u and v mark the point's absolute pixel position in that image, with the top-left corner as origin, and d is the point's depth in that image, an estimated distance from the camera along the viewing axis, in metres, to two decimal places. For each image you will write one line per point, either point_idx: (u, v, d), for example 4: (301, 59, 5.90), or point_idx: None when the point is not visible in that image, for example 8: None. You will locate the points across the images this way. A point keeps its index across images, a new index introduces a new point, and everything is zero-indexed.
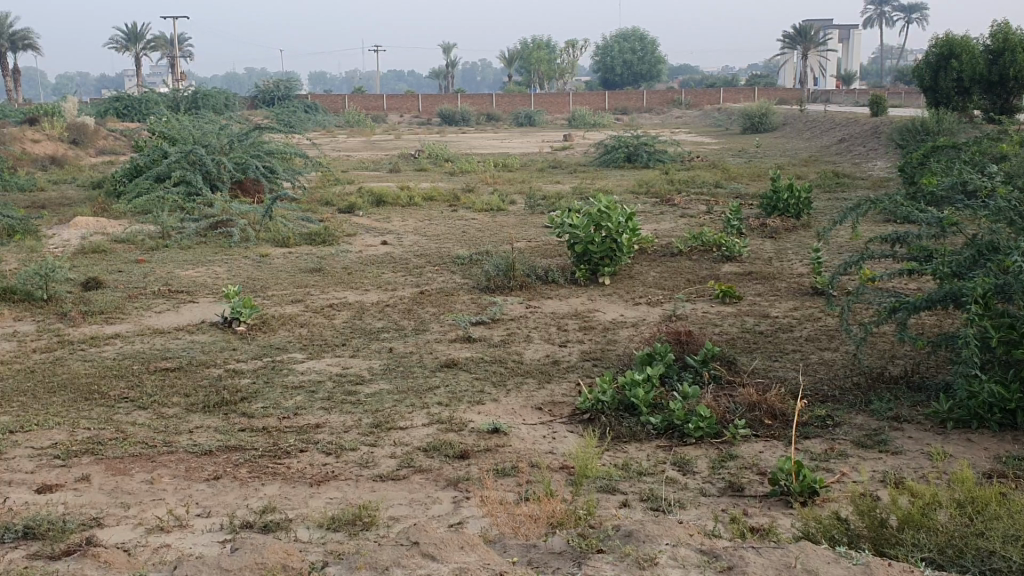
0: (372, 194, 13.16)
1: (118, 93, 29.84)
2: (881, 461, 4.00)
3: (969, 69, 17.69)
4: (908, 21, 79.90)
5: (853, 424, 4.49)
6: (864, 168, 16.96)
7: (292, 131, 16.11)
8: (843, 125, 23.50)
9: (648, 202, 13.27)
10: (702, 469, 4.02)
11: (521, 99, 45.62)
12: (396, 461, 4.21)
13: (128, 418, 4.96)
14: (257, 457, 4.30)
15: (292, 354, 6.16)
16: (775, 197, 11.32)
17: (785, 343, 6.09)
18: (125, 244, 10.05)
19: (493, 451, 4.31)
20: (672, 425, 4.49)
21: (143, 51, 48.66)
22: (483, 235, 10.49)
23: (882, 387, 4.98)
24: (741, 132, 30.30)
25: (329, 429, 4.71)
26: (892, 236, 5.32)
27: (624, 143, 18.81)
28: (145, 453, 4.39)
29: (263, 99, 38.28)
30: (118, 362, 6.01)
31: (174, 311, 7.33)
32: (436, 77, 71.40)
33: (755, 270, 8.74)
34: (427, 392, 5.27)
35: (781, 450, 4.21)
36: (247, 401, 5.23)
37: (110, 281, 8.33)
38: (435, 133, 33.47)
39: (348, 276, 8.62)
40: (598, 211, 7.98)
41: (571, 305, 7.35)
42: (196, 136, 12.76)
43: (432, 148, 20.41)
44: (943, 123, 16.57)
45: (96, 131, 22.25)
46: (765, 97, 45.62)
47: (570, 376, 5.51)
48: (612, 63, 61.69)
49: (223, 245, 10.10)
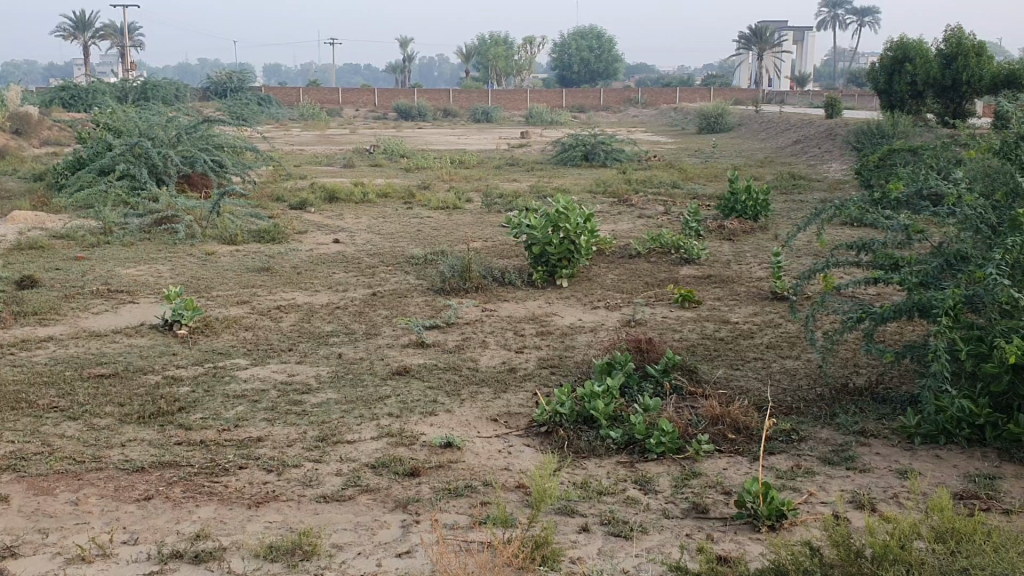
0: (325, 190, 12.86)
1: (64, 82, 28.95)
2: (849, 480, 3.85)
3: (923, 73, 17.81)
4: (861, 24, 81.02)
5: (819, 439, 4.34)
6: (820, 170, 16.99)
7: (242, 124, 15.70)
8: (799, 126, 23.62)
9: (606, 201, 13.11)
10: (665, 488, 3.84)
11: (478, 95, 45.35)
12: (342, 479, 3.97)
13: (57, 429, 4.65)
14: (193, 475, 4.03)
15: (235, 360, 5.88)
16: (732, 198, 11.23)
17: (746, 351, 5.94)
18: (64, 240, 9.63)
19: (445, 468, 4.09)
20: (633, 440, 4.30)
21: (91, 40, 47.60)
22: (438, 234, 10.24)
23: (847, 399, 4.84)
24: (697, 131, 30.37)
25: (272, 443, 4.45)
26: (857, 243, 5.19)
27: (581, 141, 18.67)
28: (72, 469, 4.09)
29: (215, 91, 37.57)
30: (50, 367, 5.68)
31: (113, 312, 7.00)
32: (392, 70, 70.82)
33: (714, 273, 8.62)
34: (377, 402, 5.03)
35: (745, 467, 4.04)
36: (185, 411, 4.94)
37: (46, 279, 7.95)
38: (391, 128, 33.03)
39: (298, 276, 8.34)
40: (557, 212, 7.79)
41: (528, 309, 7.15)
42: (143, 127, 12.34)
43: (387, 144, 20.08)
44: (898, 126, 16.64)
45: (40, 121, 21.57)
46: (721, 96, 45.84)
47: (527, 385, 5.30)
48: (569, 60, 61.63)
49: (167, 242, 9.73)
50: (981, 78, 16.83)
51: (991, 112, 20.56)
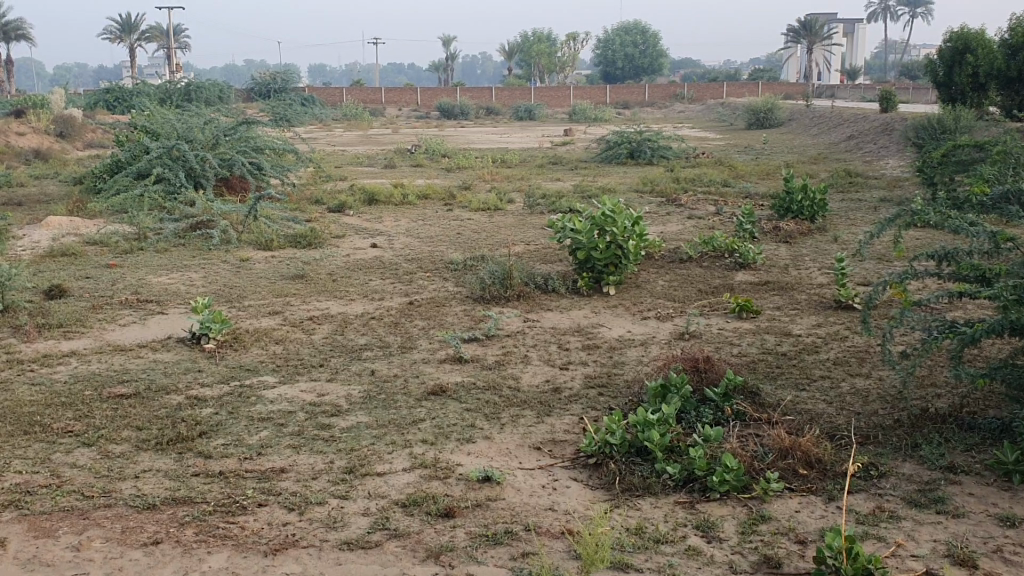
0: (364, 192, 12.54)
1: (109, 84, 29.07)
2: (942, 527, 3.39)
3: (985, 64, 16.97)
4: (913, 15, 79.33)
5: (902, 475, 3.86)
6: (876, 167, 16.35)
7: (281, 126, 15.46)
8: (853, 120, 22.89)
9: (654, 201, 12.63)
10: (731, 535, 3.42)
11: (522, 92, 44.96)
12: (369, 520, 3.61)
13: (68, 458, 4.33)
14: (208, 514, 3.69)
15: (263, 378, 5.52)
16: (788, 198, 10.68)
17: (812, 368, 5.45)
18: (98, 247, 9.42)
19: (482, 507, 3.71)
20: (692, 477, 3.87)
21: (138, 42, 48.10)
22: (479, 237, 9.87)
23: (929, 427, 4.34)
24: (746, 127, 29.66)
25: (296, 475, 4.09)
26: (939, 252, 4.67)
27: (627, 138, 18.17)
28: (78, 507, 3.76)
29: (258, 91, 37.59)
30: (70, 385, 5.38)
31: (140, 325, 6.70)
32: (435, 69, 70.87)
33: (772, 279, 8.11)
34: (411, 427, 4.65)
35: (821, 510, 3.59)
36: (207, 437, 4.59)
37: (76, 288, 7.71)
38: (434, 126, 32.77)
39: (333, 283, 8.00)
40: (602, 215, 7.34)
41: (573, 319, 6.72)
42: (180, 130, 12.15)
43: (429, 143, 19.78)
44: (958, 120, 15.90)
45: (85, 124, 21.60)
46: (770, 91, 44.96)
47: (574, 408, 4.87)
48: (613, 57, 60.98)
49: (201, 247, 9.45)
50: None
51: None
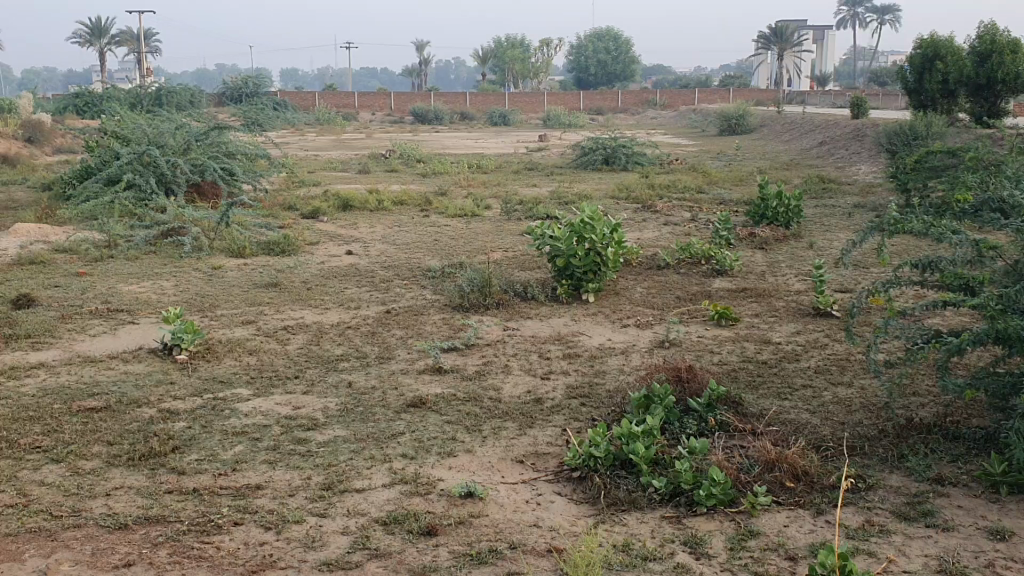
0: (339, 198, 12.41)
1: (78, 88, 28.67)
2: (932, 542, 3.36)
3: (955, 71, 17.14)
4: (881, 22, 80.26)
5: (890, 487, 3.83)
6: (849, 173, 16.45)
7: (253, 131, 15.29)
8: (825, 126, 23.05)
9: (630, 208, 12.60)
10: (720, 552, 3.36)
11: (495, 97, 44.93)
12: (349, 540, 3.52)
13: (36, 475, 4.19)
14: (182, 533, 3.58)
15: (237, 390, 5.40)
16: (763, 204, 10.70)
17: (793, 377, 5.42)
18: (67, 255, 9.23)
19: (465, 525, 3.63)
20: (678, 490, 3.80)
21: (107, 46, 47.51)
22: (455, 244, 9.78)
23: (914, 437, 4.31)
24: (718, 133, 29.78)
25: (273, 492, 3.98)
26: (922, 261, 4.64)
27: (602, 144, 18.14)
28: (46, 528, 3.64)
29: (230, 96, 37.26)
30: (38, 399, 5.23)
31: (111, 335, 6.55)
32: (408, 74, 70.70)
33: (750, 286, 8.09)
34: (390, 440, 4.56)
35: (810, 524, 3.54)
36: (179, 452, 4.46)
37: (44, 297, 7.53)
38: (407, 132, 32.61)
39: (309, 292, 7.88)
40: (581, 222, 7.28)
41: (553, 327, 6.66)
42: (151, 135, 11.96)
43: (403, 149, 19.65)
44: (930, 127, 16.03)
45: (53, 129, 21.25)
46: (742, 97, 45.24)
47: (556, 419, 4.80)
48: (586, 62, 61.14)
49: (173, 255, 9.28)
50: (1017, 75, 16.24)
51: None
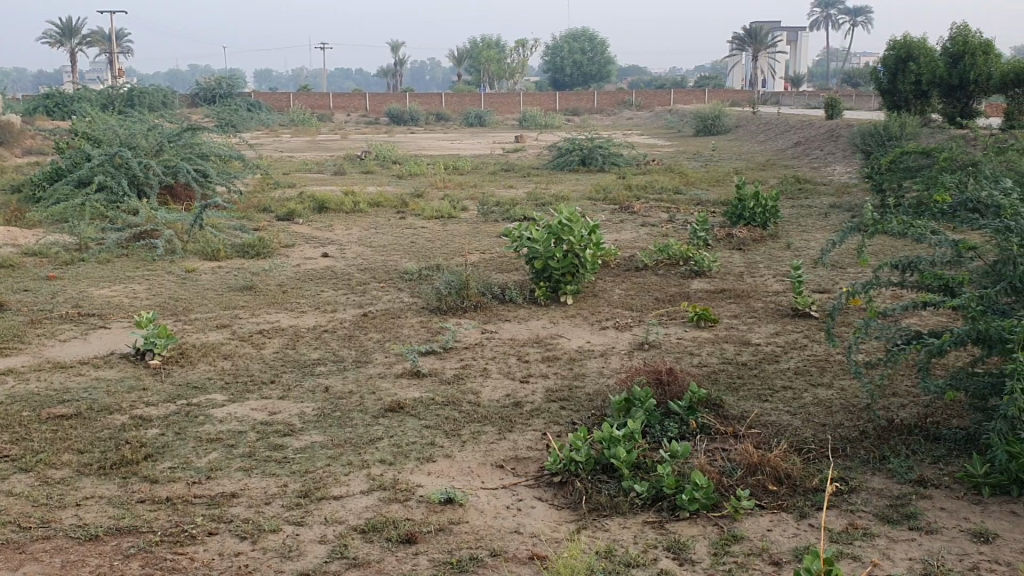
0: (314, 200, 12.31)
1: (47, 89, 28.29)
2: (916, 545, 3.34)
3: (928, 72, 17.27)
4: (853, 24, 80.89)
5: (872, 489, 3.81)
6: (824, 173, 16.53)
7: (227, 132, 15.12)
8: (799, 127, 23.17)
9: (607, 209, 12.58)
10: (703, 557, 3.33)
11: (471, 98, 44.86)
12: (327, 549, 3.46)
13: (4, 485, 4.09)
14: (156, 544, 3.50)
15: (212, 396, 5.31)
16: (740, 205, 10.71)
17: (773, 378, 5.40)
18: (36, 258, 9.07)
19: (445, 532, 3.57)
20: (660, 495, 3.76)
21: (78, 47, 46.92)
22: (432, 246, 9.71)
23: (896, 438, 4.29)
24: (694, 133, 29.87)
25: (249, 500, 3.90)
26: (902, 261, 4.62)
27: (578, 145, 18.13)
28: (14, 539, 3.54)
29: (204, 97, 36.94)
30: (6, 406, 5.11)
31: (81, 340, 6.43)
32: (383, 75, 70.49)
33: (728, 287, 8.08)
34: (368, 446, 4.49)
35: (793, 528, 3.52)
36: (152, 460, 4.37)
37: (12, 302, 7.38)
38: (383, 133, 32.48)
39: (284, 295, 7.78)
40: (559, 224, 7.24)
41: (531, 330, 6.61)
42: (123, 137, 11.81)
43: (378, 150, 19.54)
44: (904, 128, 16.13)
45: (23, 130, 20.96)
46: (717, 99, 45.44)
47: (535, 423, 4.74)
48: (562, 63, 61.20)
49: (146, 258, 9.15)
50: (989, 76, 16.37)
51: (999, 110, 20.44)
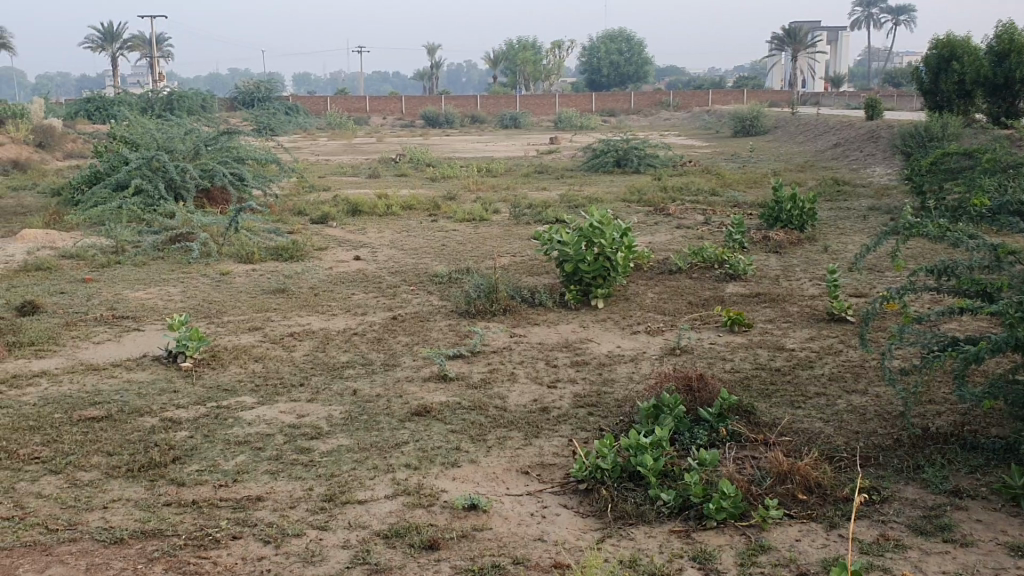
0: (348, 203, 12.36)
1: (90, 94, 28.75)
2: (951, 558, 3.25)
3: (972, 71, 16.95)
4: (896, 23, 79.78)
5: (906, 499, 3.71)
6: (864, 175, 16.29)
7: (263, 135, 15.25)
8: (839, 128, 22.87)
9: (641, 211, 12.49)
10: (730, 568, 3.27)
11: (507, 100, 44.88)
12: (349, 554, 3.44)
13: (34, 486, 4.13)
14: (180, 547, 3.51)
15: (241, 399, 5.33)
16: (777, 207, 10.57)
17: (807, 385, 5.30)
18: (74, 261, 9.20)
19: (468, 539, 3.54)
20: (687, 504, 3.70)
21: (120, 51, 47.62)
22: (464, 249, 9.70)
23: (931, 447, 4.18)
24: (732, 134, 29.60)
25: (273, 504, 3.90)
26: (938, 266, 4.51)
27: (613, 146, 18.03)
28: (41, 541, 3.57)
29: (243, 100, 37.32)
30: (40, 408, 5.17)
31: (115, 343, 6.49)
32: (420, 77, 70.78)
33: (763, 290, 7.97)
34: (394, 450, 4.47)
35: (823, 539, 3.44)
36: (180, 463, 4.39)
37: (49, 304, 7.48)
38: (418, 135, 32.59)
39: (316, 298, 7.81)
40: (590, 226, 7.19)
41: (561, 334, 6.56)
42: (160, 140, 11.95)
43: (413, 152, 19.59)
44: (946, 128, 15.84)
45: (65, 134, 21.31)
46: (755, 99, 45.02)
47: (563, 429, 4.70)
48: (598, 64, 61.02)
49: (181, 261, 9.24)
50: None
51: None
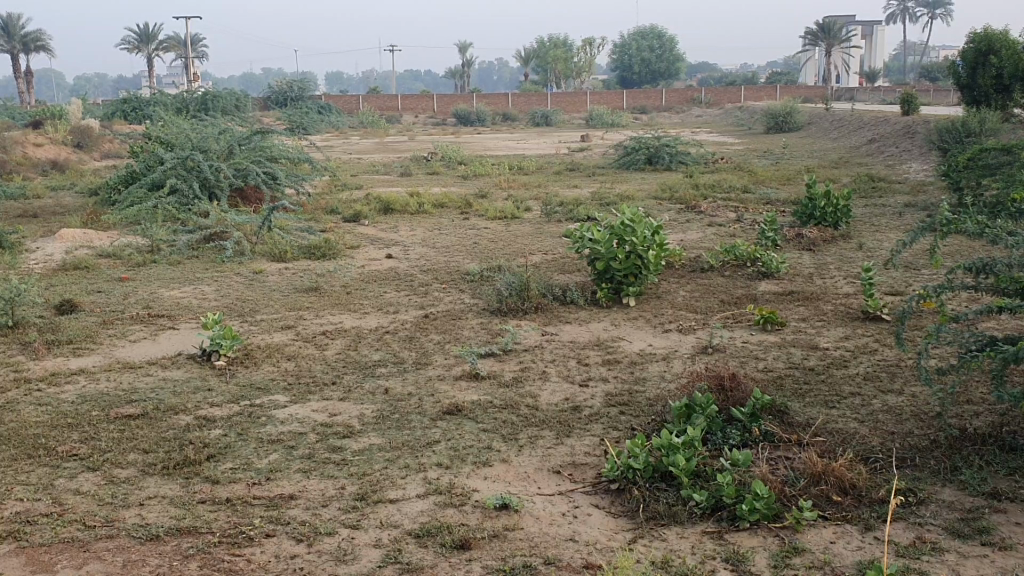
0: (379, 201, 12.41)
1: (126, 94, 29.13)
2: (989, 562, 3.21)
3: (1010, 65, 16.68)
4: (932, 16, 78.72)
5: (943, 501, 3.66)
6: (899, 171, 16.10)
7: (296, 135, 15.37)
8: (874, 124, 22.61)
9: (673, 208, 12.43)
10: (763, 569, 3.25)
11: (538, 98, 44.85)
12: (381, 553, 3.46)
13: (72, 483, 4.18)
14: (213, 545, 3.54)
15: (274, 397, 5.37)
16: (811, 204, 10.47)
17: (841, 384, 5.24)
18: (111, 259, 9.32)
19: (499, 538, 3.55)
20: (719, 504, 3.67)
21: (155, 52, 48.21)
22: (495, 247, 9.70)
23: (969, 449, 4.12)
24: (765, 131, 29.37)
25: (306, 502, 3.93)
26: (977, 263, 4.42)
27: (645, 143, 17.93)
28: (79, 538, 3.62)
29: (276, 100, 37.62)
30: (77, 406, 5.24)
31: (151, 341, 6.57)
32: (451, 76, 70.96)
33: (797, 288, 7.90)
34: (425, 449, 4.48)
35: (858, 541, 3.41)
36: (214, 461, 4.43)
37: (87, 303, 7.59)
38: (449, 133, 32.67)
39: (348, 296, 7.85)
40: (622, 224, 7.15)
41: (593, 332, 6.54)
42: (195, 140, 12.07)
43: (445, 150, 19.65)
44: (984, 123, 15.61)
45: (102, 134, 21.60)
46: (788, 95, 44.63)
47: (595, 428, 4.69)
48: (630, 61, 60.81)
49: (215, 259, 9.33)
50: None
51: None
